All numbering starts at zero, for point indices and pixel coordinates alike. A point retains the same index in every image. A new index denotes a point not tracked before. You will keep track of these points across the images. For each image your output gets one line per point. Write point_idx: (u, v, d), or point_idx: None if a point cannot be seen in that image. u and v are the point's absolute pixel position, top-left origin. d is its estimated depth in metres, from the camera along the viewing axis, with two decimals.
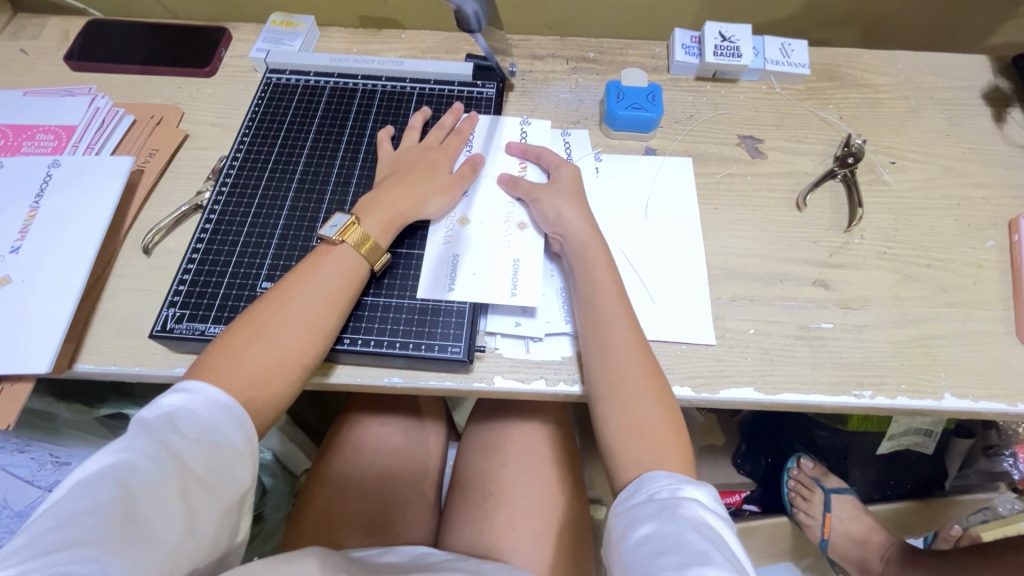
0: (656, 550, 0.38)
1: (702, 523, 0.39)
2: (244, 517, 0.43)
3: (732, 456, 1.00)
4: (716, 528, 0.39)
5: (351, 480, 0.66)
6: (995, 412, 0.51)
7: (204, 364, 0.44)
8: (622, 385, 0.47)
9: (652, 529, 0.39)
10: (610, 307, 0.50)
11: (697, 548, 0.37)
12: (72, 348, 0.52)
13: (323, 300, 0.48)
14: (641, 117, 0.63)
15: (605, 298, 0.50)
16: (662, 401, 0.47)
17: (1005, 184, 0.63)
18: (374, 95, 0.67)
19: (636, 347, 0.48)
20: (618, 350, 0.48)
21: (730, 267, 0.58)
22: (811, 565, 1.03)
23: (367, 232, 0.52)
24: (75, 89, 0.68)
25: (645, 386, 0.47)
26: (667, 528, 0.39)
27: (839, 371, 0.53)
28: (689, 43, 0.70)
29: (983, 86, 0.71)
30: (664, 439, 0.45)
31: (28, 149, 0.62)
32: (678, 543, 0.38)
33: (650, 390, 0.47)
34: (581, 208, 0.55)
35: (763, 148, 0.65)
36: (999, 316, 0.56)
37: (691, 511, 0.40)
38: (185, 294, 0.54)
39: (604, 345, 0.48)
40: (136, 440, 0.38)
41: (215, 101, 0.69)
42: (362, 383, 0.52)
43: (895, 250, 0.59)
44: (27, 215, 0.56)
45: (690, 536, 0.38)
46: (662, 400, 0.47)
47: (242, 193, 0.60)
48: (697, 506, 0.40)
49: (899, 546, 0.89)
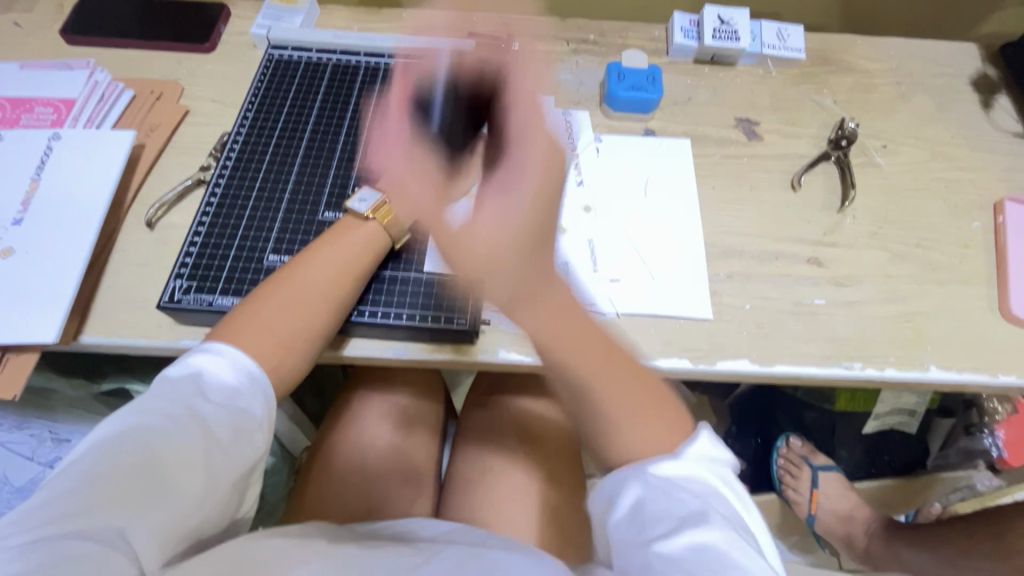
0: (644, 525, 0.38)
1: (688, 484, 0.39)
2: (256, 485, 0.44)
3: (723, 436, 1.01)
4: (704, 481, 0.40)
5: (355, 457, 0.66)
6: (978, 383, 0.54)
7: (231, 325, 0.45)
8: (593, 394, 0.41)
9: (640, 496, 0.39)
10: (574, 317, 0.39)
11: (688, 514, 0.38)
12: (77, 322, 0.52)
13: (344, 270, 0.49)
14: (642, 97, 0.65)
15: (590, 370, 0.40)
16: (635, 388, 0.41)
17: (992, 167, 0.65)
18: (377, 73, 0.67)
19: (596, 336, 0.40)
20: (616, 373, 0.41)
21: (726, 245, 0.59)
22: (796, 543, 1.08)
23: (393, 206, 0.53)
24: (70, 62, 0.67)
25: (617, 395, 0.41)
26: (651, 496, 0.39)
27: (830, 345, 0.54)
28: (688, 27, 0.71)
29: (972, 73, 0.73)
30: (649, 436, 0.41)
31: (27, 122, 0.61)
32: (667, 511, 0.38)
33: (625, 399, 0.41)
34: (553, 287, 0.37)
35: (759, 131, 0.67)
36: (984, 293, 0.58)
37: (677, 477, 0.39)
38: (191, 267, 0.54)
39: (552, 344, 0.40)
40: (163, 403, 0.39)
41: (214, 76, 0.69)
42: (370, 355, 0.52)
43: (885, 230, 0.61)
44: (29, 187, 0.56)
45: (679, 501, 0.38)
46: (634, 387, 0.41)
47: (246, 167, 0.60)
48: (683, 472, 0.40)
49: (884, 521, 0.92)
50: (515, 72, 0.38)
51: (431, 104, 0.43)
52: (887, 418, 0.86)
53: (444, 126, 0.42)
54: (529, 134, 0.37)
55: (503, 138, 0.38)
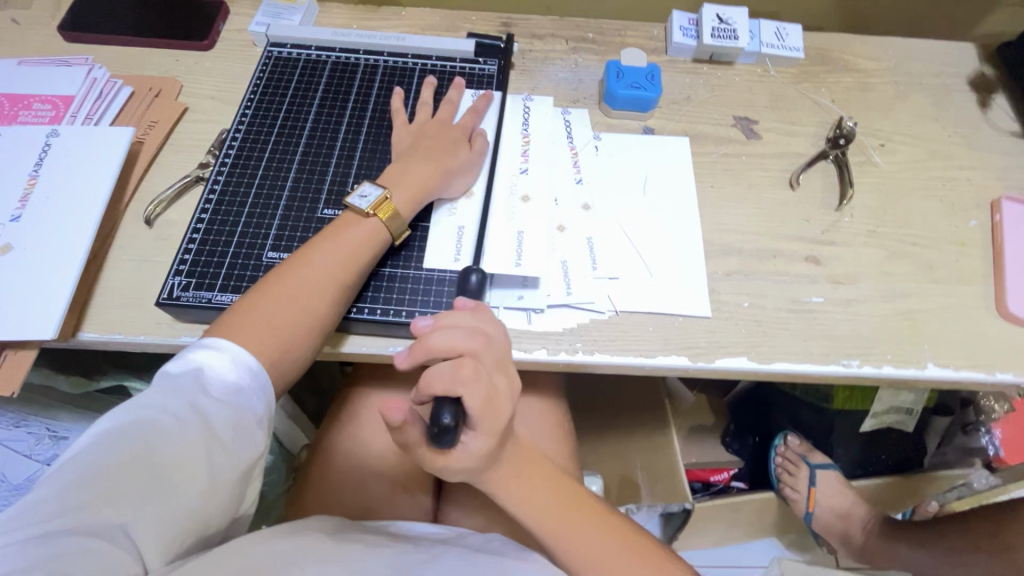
0: None
1: None
2: (257, 483, 0.44)
3: (721, 435, 1.01)
4: None
5: (352, 456, 0.65)
6: (974, 381, 0.54)
7: (231, 321, 0.45)
8: (564, 529, 0.49)
9: None
10: (536, 481, 0.50)
11: None
12: (75, 318, 0.52)
13: (345, 266, 0.49)
14: (640, 96, 0.65)
15: (554, 511, 0.50)
16: (598, 522, 0.50)
17: (989, 166, 0.66)
18: (376, 70, 0.67)
19: (553, 485, 0.51)
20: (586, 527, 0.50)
21: (725, 242, 0.59)
22: (794, 541, 1.08)
23: (393, 202, 0.53)
24: (69, 59, 0.67)
25: (585, 524, 0.50)
26: None
27: (828, 342, 0.55)
28: (687, 25, 0.72)
29: (969, 72, 0.73)
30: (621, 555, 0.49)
31: (25, 119, 0.61)
32: None
33: (592, 525, 0.50)
34: (530, 479, 0.50)
35: (758, 130, 0.67)
36: (981, 291, 0.58)
37: None
38: (190, 264, 0.54)
39: (525, 491, 0.50)
40: (165, 399, 0.39)
41: (213, 74, 0.69)
42: (369, 352, 0.52)
43: (883, 228, 0.61)
44: (27, 184, 0.55)
45: None
46: (598, 521, 0.50)
47: (245, 164, 0.60)
48: None
49: (881, 519, 0.93)
50: (490, 335, 0.45)
51: (446, 410, 0.40)
52: (884, 416, 0.86)
53: (438, 415, 0.40)
54: (497, 401, 0.43)
55: (483, 410, 0.42)
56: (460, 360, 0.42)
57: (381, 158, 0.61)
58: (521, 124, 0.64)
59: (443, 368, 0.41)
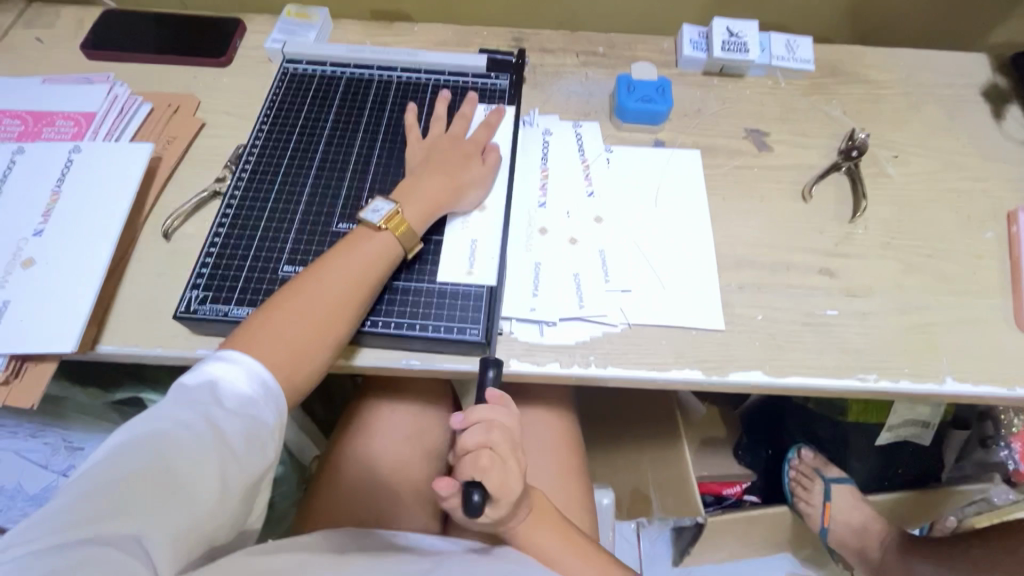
0: None
1: None
2: (265, 494, 0.44)
3: (733, 447, 0.99)
4: None
5: (363, 468, 0.65)
6: (994, 396, 0.53)
7: (245, 334, 0.46)
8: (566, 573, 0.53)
9: None
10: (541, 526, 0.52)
11: None
12: (95, 331, 0.53)
13: (357, 280, 0.50)
14: (652, 109, 0.65)
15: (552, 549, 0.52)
16: (594, 562, 0.54)
17: (1004, 177, 0.65)
18: (390, 86, 0.68)
19: (554, 529, 0.53)
20: (547, 538, 0.52)
21: (737, 255, 0.59)
22: (810, 556, 1.06)
23: (406, 218, 0.54)
24: (91, 76, 0.69)
25: (581, 566, 0.53)
26: None
27: (844, 356, 0.54)
28: (697, 39, 0.72)
29: (982, 83, 0.73)
30: None
31: (48, 135, 0.63)
32: None
33: (586, 567, 0.53)
34: (541, 521, 0.53)
35: (769, 142, 0.67)
36: (998, 304, 0.57)
37: None
38: (208, 277, 0.55)
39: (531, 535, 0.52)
40: (180, 411, 0.40)
41: (230, 89, 0.70)
42: (382, 365, 0.53)
43: (898, 240, 0.61)
44: (49, 199, 0.57)
45: None
46: (594, 561, 0.54)
47: (262, 178, 0.61)
48: None
49: (899, 534, 0.91)
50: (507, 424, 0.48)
51: (472, 495, 0.45)
52: (901, 430, 0.84)
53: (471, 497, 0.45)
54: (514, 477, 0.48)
55: (502, 489, 0.46)
56: (480, 451, 0.46)
57: (395, 172, 0.62)
58: (541, 149, 0.65)
59: (466, 460, 0.46)
